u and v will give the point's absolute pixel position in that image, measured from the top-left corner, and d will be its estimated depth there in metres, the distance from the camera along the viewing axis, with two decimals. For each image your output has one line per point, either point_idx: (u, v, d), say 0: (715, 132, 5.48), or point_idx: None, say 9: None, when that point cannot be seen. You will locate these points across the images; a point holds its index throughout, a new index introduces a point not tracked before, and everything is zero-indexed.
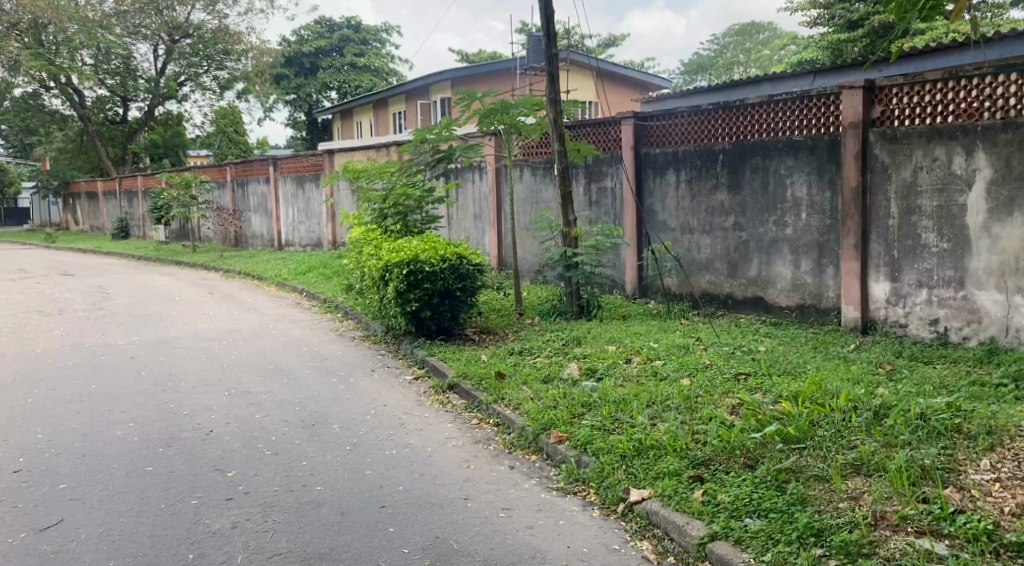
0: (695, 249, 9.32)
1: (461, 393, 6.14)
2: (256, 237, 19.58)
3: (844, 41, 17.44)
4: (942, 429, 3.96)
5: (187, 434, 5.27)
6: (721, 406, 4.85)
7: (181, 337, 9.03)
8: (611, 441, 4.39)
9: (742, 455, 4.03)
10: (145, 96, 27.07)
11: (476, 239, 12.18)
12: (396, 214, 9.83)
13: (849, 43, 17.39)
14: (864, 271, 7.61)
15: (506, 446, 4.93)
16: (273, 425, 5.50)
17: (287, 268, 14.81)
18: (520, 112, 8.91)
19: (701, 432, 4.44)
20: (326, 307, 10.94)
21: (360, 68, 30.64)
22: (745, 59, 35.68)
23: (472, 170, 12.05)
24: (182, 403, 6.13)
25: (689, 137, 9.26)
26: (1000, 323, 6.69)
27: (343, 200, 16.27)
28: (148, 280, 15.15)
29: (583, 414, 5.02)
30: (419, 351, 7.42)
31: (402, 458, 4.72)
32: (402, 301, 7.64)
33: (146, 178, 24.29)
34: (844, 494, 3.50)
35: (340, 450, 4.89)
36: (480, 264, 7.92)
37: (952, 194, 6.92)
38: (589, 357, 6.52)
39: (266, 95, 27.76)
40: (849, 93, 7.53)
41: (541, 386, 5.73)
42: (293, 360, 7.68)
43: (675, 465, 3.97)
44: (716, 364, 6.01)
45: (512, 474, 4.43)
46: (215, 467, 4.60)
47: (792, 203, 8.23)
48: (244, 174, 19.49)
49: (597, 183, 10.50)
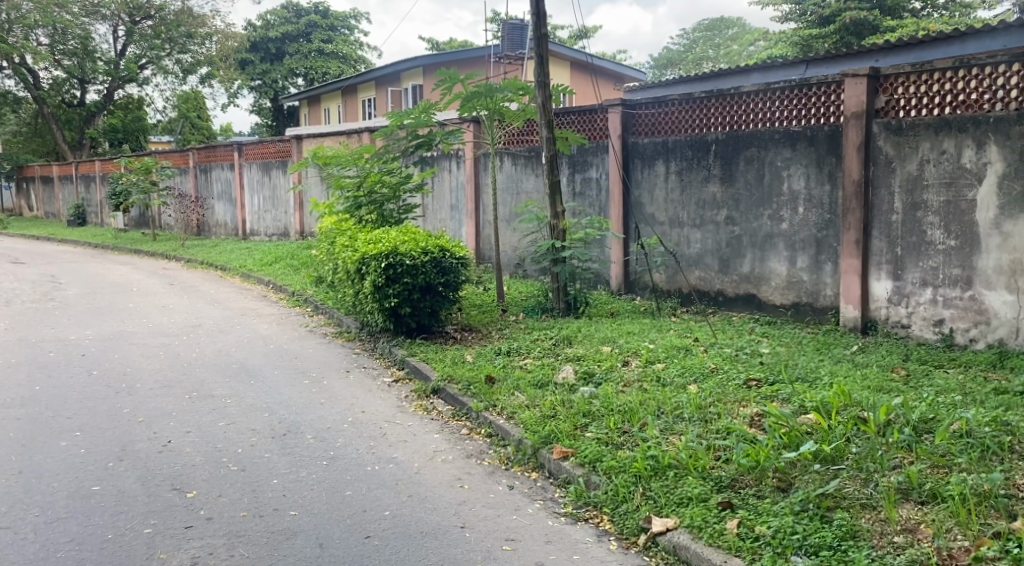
0: (685, 243, 8.91)
1: (446, 398, 5.63)
2: (219, 225, 18.82)
3: (815, 37, 17.13)
4: (994, 448, 3.58)
5: (142, 446, 4.70)
6: (739, 418, 4.42)
7: (138, 333, 8.38)
8: (624, 459, 3.94)
9: (773, 477, 3.61)
10: (103, 79, 25.91)
11: (453, 231, 11.64)
12: (370, 203, 9.23)
13: (819, 39, 17.10)
14: (865, 269, 7.25)
15: (501, 461, 4.43)
16: (238, 434, 4.95)
17: (252, 258, 14.12)
18: (504, 97, 8.34)
19: (722, 449, 4.01)
20: (295, 301, 10.32)
21: (328, 55, 29.76)
22: (714, 53, 35.31)
23: (448, 158, 11.51)
24: (136, 408, 5.54)
25: (681, 126, 8.83)
26: (1010, 325, 6.36)
27: (311, 188, 15.63)
28: (105, 270, 14.35)
29: (586, 426, 4.55)
30: (399, 351, 6.89)
31: (385, 475, 4.20)
32: (380, 297, 7.10)
33: (104, 163, 23.31)
34: (898, 526, 3.11)
35: (315, 466, 4.36)
36: (464, 258, 7.39)
37: (961, 188, 6.57)
38: (584, 360, 6.05)
39: (231, 80, 26.82)
40: (853, 81, 7.14)
41: (536, 392, 5.25)
42: (260, 360, 7.09)
43: (701, 489, 3.55)
44: (723, 369, 5.59)
45: (511, 496, 3.93)
46: (172, 487, 4.05)
47: (789, 196, 7.83)
48: (208, 160, 18.69)
49: (581, 174, 10.03)
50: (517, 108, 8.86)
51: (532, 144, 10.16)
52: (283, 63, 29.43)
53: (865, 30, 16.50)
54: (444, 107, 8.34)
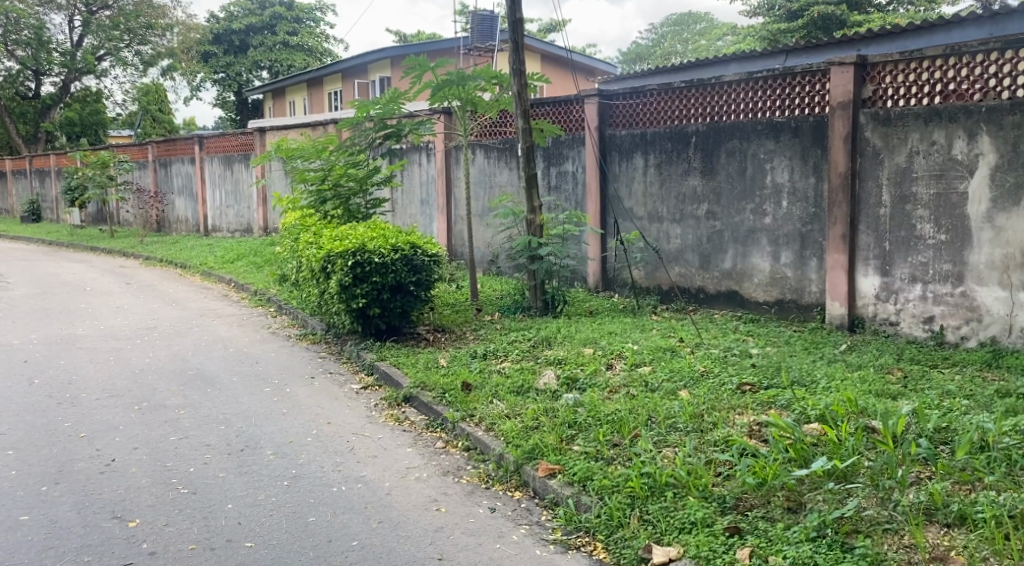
0: (664, 239, 8.60)
1: (418, 408, 5.25)
2: (180, 221, 18.16)
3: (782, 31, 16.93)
4: (1019, 461, 3.29)
5: (81, 466, 4.24)
6: (737, 427, 4.09)
7: (89, 336, 7.86)
8: (617, 477, 3.60)
9: (781, 497, 3.30)
10: (59, 70, 24.92)
11: (423, 226, 11.22)
12: (335, 197, 8.78)
13: (786, 34, 16.91)
14: (852, 264, 6.99)
15: (481, 479, 4.05)
16: (190, 451, 4.51)
17: (213, 256, 13.57)
18: (477, 85, 7.92)
19: (723, 465, 3.68)
20: (258, 301, 9.84)
21: (293, 47, 28.89)
22: (682, 48, 35.24)
23: (418, 151, 11.09)
24: (79, 421, 5.07)
25: (660, 117, 8.51)
26: (1003, 321, 6.13)
27: (275, 182, 15.10)
28: (57, 268, 13.68)
29: (572, 438, 4.19)
30: (368, 355, 6.48)
31: (353, 498, 3.80)
32: (348, 297, 6.67)
33: (60, 157, 22.43)
34: (928, 554, 2.81)
35: (275, 488, 3.94)
36: (437, 255, 6.98)
37: (952, 180, 6.31)
38: (565, 363, 5.69)
39: (194, 73, 26.01)
40: (839, 70, 6.87)
41: (517, 399, 4.88)
42: (218, 365, 6.63)
43: (705, 512, 3.22)
44: (714, 372, 5.26)
45: (495, 521, 3.56)
46: (113, 515, 3.61)
47: (772, 189, 7.55)
48: (167, 154, 18.01)
49: (557, 167, 9.68)
50: (490, 98, 8.44)
51: (506, 137, 9.78)
52: (247, 55, 28.75)
53: (832, 24, 16.37)
54: (414, 97, 7.92)
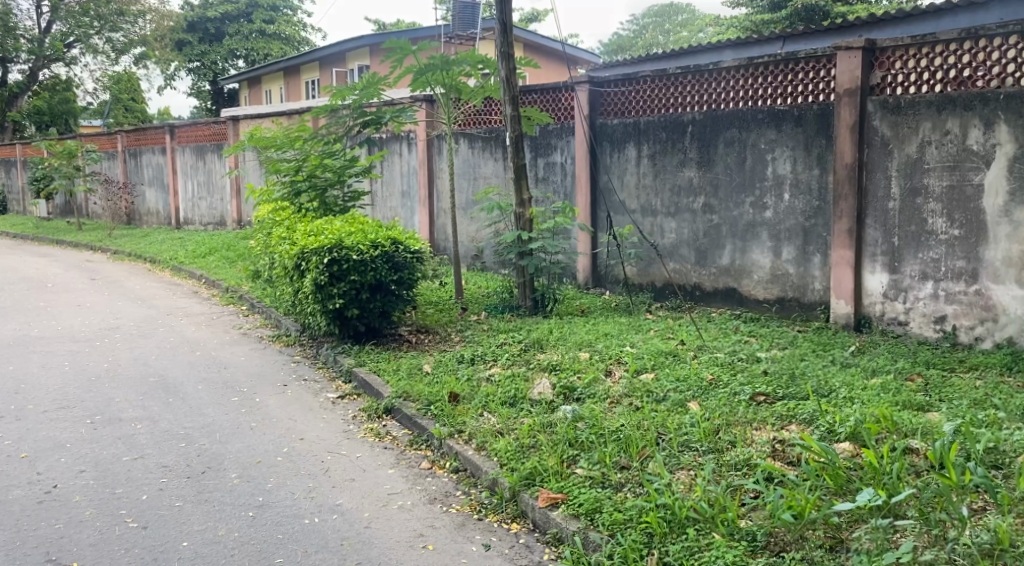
0: (658, 233, 8.17)
1: (400, 422, 4.78)
2: (151, 214, 17.49)
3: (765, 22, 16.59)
4: None
5: (18, 495, 3.73)
6: (760, 446, 3.66)
7: (44, 338, 7.29)
8: (630, 511, 3.17)
9: (821, 536, 2.87)
10: (26, 57, 23.96)
11: (404, 220, 10.73)
12: (311, 189, 8.19)
13: (769, 25, 16.57)
14: (858, 261, 6.58)
15: (473, 508, 3.60)
16: (146, 474, 4.02)
17: (184, 250, 12.95)
18: (462, 70, 7.40)
19: (750, 493, 3.26)
20: (229, 298, 9.31)
21: (270, 36, 28.12)
22: (665, 40, 34.76)
23: (398, 140, 10.59)
24: (23, 438, 4.54)
25: (654, 106, 8.07)
26: (1021, 322, 5.73)
27: (249, 172, 14.52)
28: (19, 262, 13.00)
29: (575, 459, 3.74)
30: (345, 360, 6.00)
31: (326, 533, 3.32)
32: (323, 297, 6.18)
33: (26, 147, 21.58)
34: None
35: (237, 521, 3.46)
36: (419, 251, 6.49)
37: (967, 172, 5.89)
38: (561, 369, 5.24)
39: (167, 62, 25.23)
40: (846, 54, 6.45)
41: (510, 413, 4.43)
42: (183, 371, 6.11)
43: (735, 555, 2.79)
44: (723, 380, 4.83)
45: (489, 562, 3.10)
46: (46, 558, 3.10)
47: (773, 181, 7.12)
48: (138, 143, 17.32)
49: (545, 157, 9.22)
50: (475, 84, 7.92)
51: (492, 125, 9.32)
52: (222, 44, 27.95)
53: (816, 16, 15.80)
54: (394, 83, 7.40)
